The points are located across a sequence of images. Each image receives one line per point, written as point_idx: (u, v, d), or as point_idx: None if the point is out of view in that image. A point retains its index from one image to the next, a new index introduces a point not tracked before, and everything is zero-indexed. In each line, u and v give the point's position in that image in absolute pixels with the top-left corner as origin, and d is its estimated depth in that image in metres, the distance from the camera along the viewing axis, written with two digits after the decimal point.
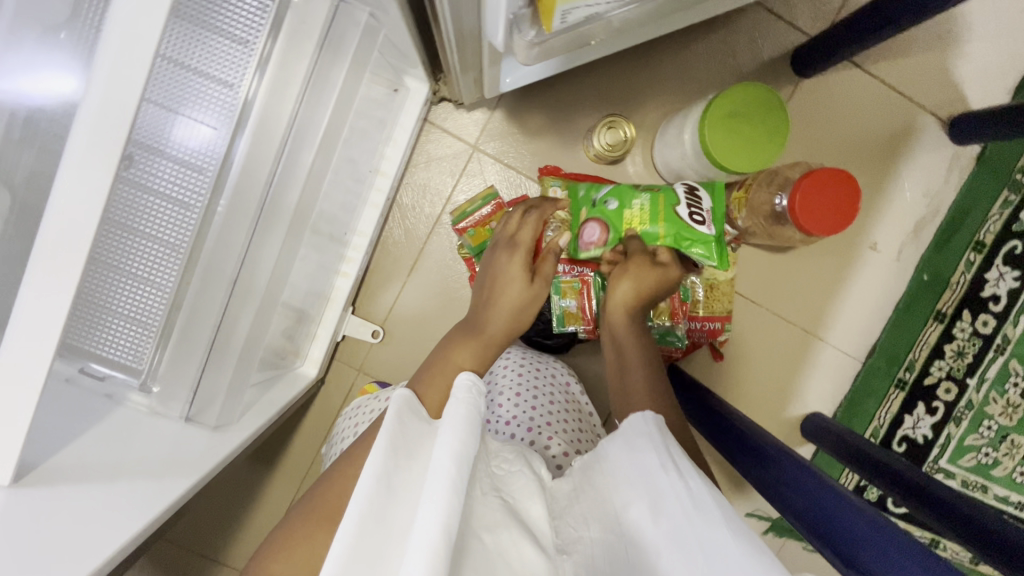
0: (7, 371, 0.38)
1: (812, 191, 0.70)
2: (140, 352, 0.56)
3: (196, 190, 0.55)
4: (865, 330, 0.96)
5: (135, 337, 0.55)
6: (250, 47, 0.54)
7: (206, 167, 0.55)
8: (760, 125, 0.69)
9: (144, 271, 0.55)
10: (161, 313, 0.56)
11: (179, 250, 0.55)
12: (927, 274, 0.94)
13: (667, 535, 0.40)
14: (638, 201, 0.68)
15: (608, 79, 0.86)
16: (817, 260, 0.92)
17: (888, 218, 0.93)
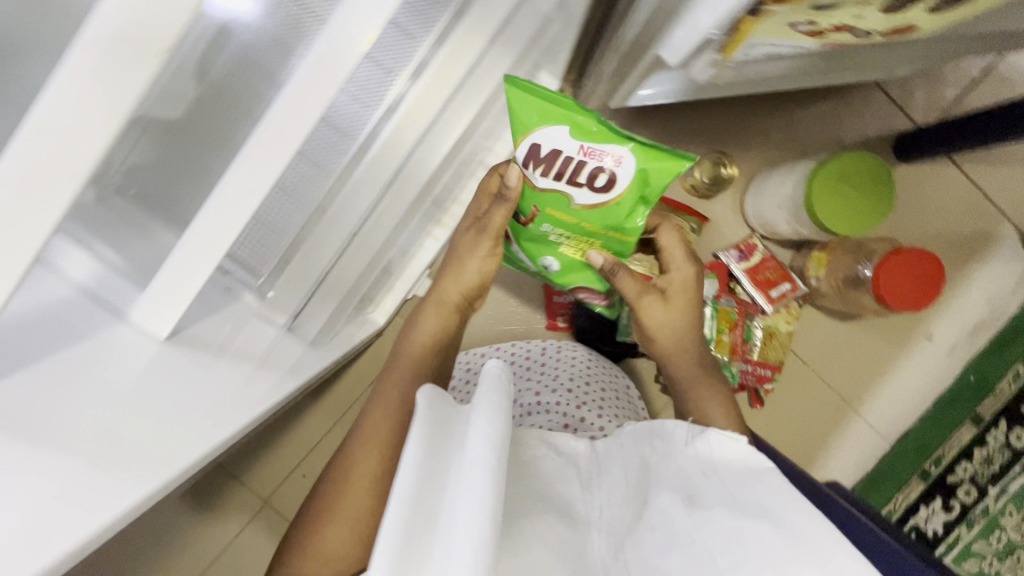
0: (188, 245, 0.40)
1: (899, 267, 0.73)
2: (267, 257, 0.59)
3: (358, 121, 0.57)
4: (901, 415, 0.98)
5: (265, 242, 0.58)
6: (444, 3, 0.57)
7: (373, 101, 0.57)
8: (863, 195, 0.72)
9: (295, 186, 0.57)
10: (295, 226, 0.59)
11: (327, 172, 0.58)
12: (974, 375, 0.96)
13: (712, 518, 0.39)
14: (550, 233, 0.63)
15: (720, 119, 0.90)
16: (872, 336, 0.95)
17: (949, 313, 0.96)
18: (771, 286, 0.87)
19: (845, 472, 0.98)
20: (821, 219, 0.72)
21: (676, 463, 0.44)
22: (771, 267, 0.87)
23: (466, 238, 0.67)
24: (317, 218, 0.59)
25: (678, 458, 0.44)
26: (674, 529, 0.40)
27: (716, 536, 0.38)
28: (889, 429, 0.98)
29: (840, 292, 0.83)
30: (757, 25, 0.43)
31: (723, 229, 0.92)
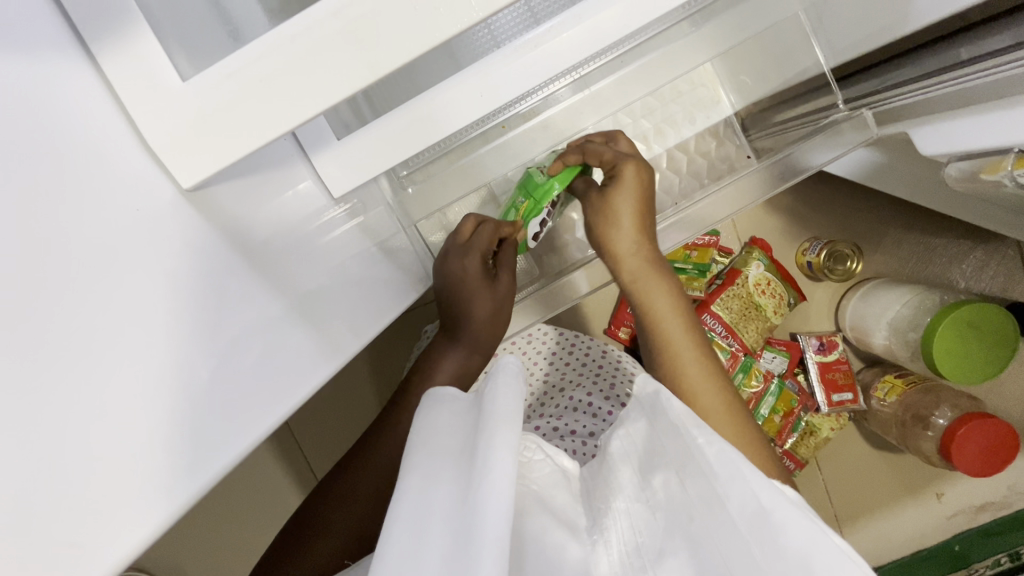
0: (408, 119, 0.41)
1: (979, 430, 0.72)
2: (424, 155, 0.57)
3: (581, 66, 0.55)
4: (882, 554, 0.98)
5: (435, 143, 0.56)
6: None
7: (603, 54, 0.55)
8: (980, 351, 0.71)
9: (491, 117, 0.57)
10: (467, 137, 0.58)
11: (525, 100, 0.56)
12: (958, 546, 0.96)
13: (716, 492, 0.36)
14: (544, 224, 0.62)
15: (861, 213, 0.88)
16: (890, 470, 0.96)
17: (969, 483, 0.96)
18: (834, 389, 0.85)
19: None
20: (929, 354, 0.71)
21: (661, 435, 0.42)
22: (842, 371, 0.85)
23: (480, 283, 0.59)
24: (494, 138, 0.59)
25: (662, 428, 0.42)
26: (683, 517, 0.36)
27: (734, 524, 0.34)
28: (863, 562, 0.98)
29: (901, 423, 0.83)
30: None
31: (812, 315, 0.90)
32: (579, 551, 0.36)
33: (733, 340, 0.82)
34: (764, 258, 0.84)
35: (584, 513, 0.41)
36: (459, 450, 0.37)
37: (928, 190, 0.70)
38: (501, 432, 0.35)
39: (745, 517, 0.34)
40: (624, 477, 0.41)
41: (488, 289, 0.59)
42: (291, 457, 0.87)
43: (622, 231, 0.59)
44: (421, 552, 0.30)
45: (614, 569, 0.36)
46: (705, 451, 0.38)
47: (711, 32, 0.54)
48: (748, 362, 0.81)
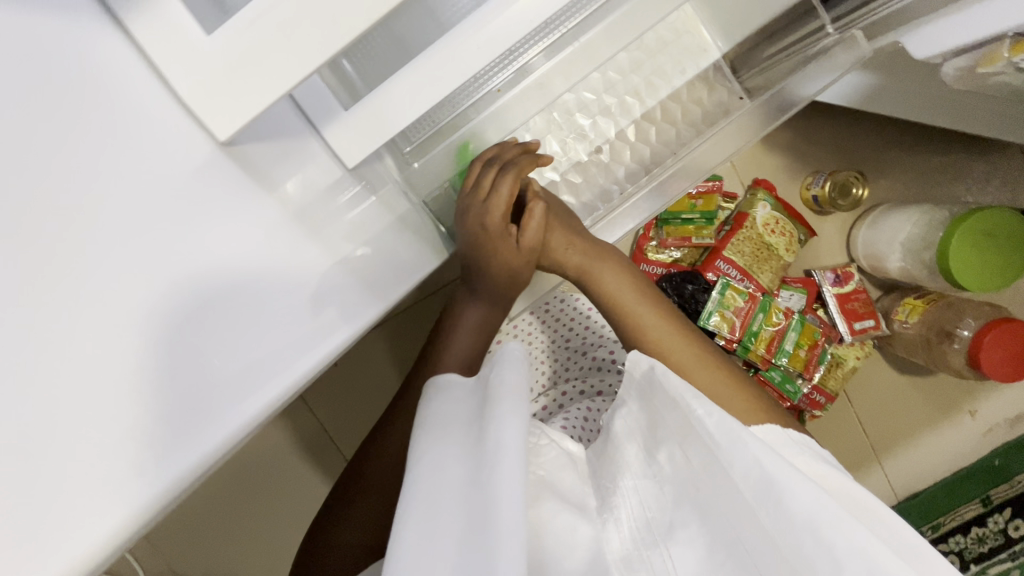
0: (415, 83, 0.42)
1: (1003, 337, 0.72)
2: (423, 129, 0.58)
3: (567, 18, 0.55)
4: (918, 478, 1.00)
5: (431, 115, 0.57)
6: None
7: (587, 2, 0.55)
8: (999, 252, 0.71)
9: (475, 79, 0.57)
10: (463, 105, 0.58)
11: (513, 61, 0.57)
12: (998, 461, 0.97)
13: (717, 461, 0.38)
14: None
15: (862, 141, 0.88)
16: (920, 395, 0.97)
17: (999, 398, 0.97)
18: (856, 318, 0.85)
19: None
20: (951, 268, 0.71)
21: (660, 413, 0.43)
22: (861, 301, 0.86)
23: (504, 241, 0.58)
24: (490, 104, 0.60)
25: (660, 408, 0.43)
26: (690, 489, 0.39)
27: (739, 494, 0.37)
28: (904, 488, 1.00)
29: (925, 339, 0.83)
30: None
31: (824, 250, 0.90)
32: (590, 530, 0.39)
33: (748, 282, 0.83)
34: (769, 198, 0.84)
35: (592, 492, 0.43)
36: (467, 428, 0.39)
37: (928, 104, 0.70)
38: (508, 419, 0.36)
39: (747, 483, 0.36)
40: (630, 452, 0.43)
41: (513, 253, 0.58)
42: (329, 451, 0.89)
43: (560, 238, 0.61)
44: (443, 530, 0.32)
45: (625, 545, 0.38)
46: (705, 422, 0.39)
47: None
48: (766, 302, 0.81)
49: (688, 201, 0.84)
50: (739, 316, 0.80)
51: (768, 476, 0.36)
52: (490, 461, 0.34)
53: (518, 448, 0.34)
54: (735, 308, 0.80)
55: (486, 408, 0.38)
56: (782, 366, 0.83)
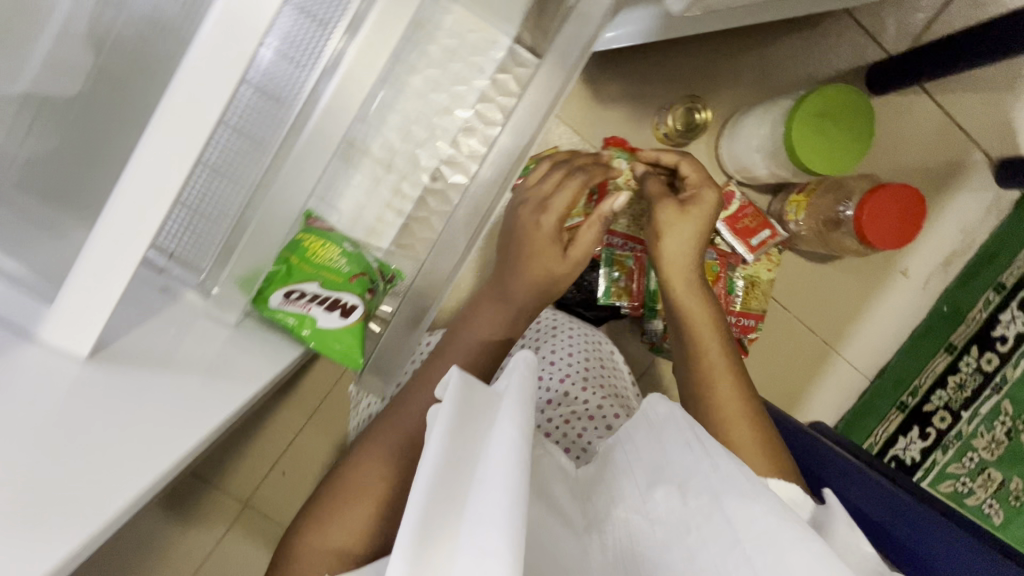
0: (109, 238, 0.37)
1: (879, 205, 0.71)
2: (200, 255, 0.53)
3: (295, 85, 0.54)
4: (879, 352, 1.00)
5: (197, 236, 0.53)
6: None
7: (308, 61, 0.53)
8: (840, 122, 0.69)
9: (217, 159, 0.51)
10: (231, 213, 0.53)
11: (263, 146, 0.53)
12: (947, 306, 0.98)
13: (716, 504, 0.38)
14: (340, 261, 0.65)
15: (691, 62, 0.86)
16: (852, 276, 0.96)
17: (923, 249, 0.97)
18: (751, 235, 0.84)
19: (830, 411, 1.01)
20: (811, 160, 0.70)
21: (668, 453, 0.43)
22: (750, 215, 0.83)
23: (547, 240, 0.70)
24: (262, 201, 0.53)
25: (669, 445, 0.43)
26: (681, 531, 0.38)
27: (733, 534, 0.36)
28: (872, 367, 1.00)
29: (819, 229, 0.81)
30: None
31: None
32: (574, 551, 0.40)
33: (632, 243, 0.80)
34: (622, 153, 0.79)
35: (579, 512, 0.43)
36: (469, 430, 0.33)
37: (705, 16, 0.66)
38: (500, 434, 0.31)
39: (750, 534, 0.35)
40: (627, 484, 0.43)
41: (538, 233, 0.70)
42: None
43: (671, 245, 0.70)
44: None
45: (605, 567, 0.40)
46: (713, 474, 0.39)
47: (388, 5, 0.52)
48: (654, 257, 0.80)
49: None
50: (633, 282, 0.79)
51: (773, 530, 0.35)
52: (480, 485, 0.29)
53: (518, 467, 0.29)
54: (626, 273, 0.80)
55: (471, 425, 0.33)
56: None
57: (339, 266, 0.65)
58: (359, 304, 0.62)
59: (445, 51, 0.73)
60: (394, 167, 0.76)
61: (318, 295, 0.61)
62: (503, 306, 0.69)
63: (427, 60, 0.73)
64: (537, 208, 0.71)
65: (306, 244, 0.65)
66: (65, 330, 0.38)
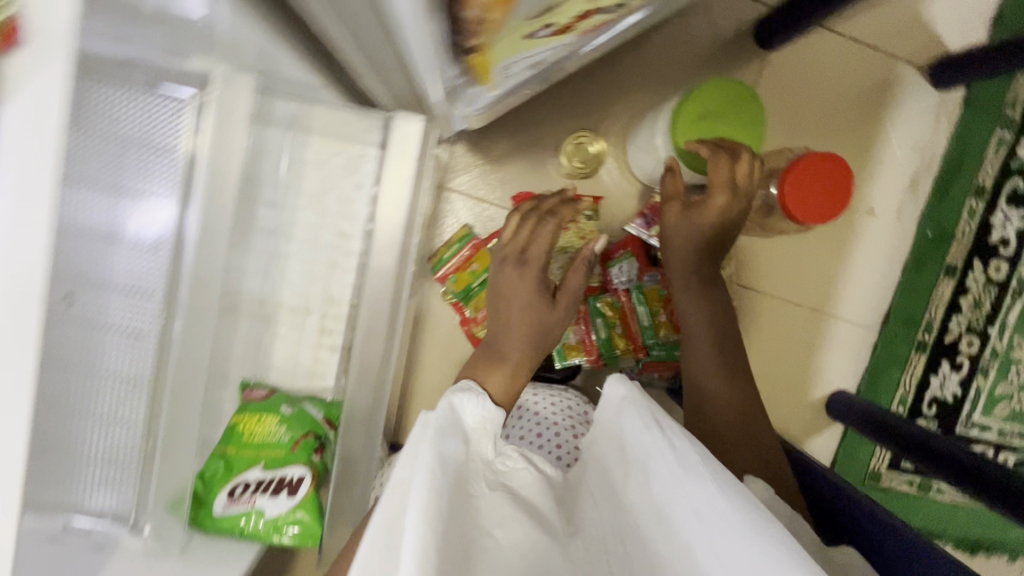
0: None
1: (801, 181, 0.65)
2: (122, 493, 0.57)
3: (149, 315, 0.57)
4: (875, 300, 0.92)
5: (114, 478, 0.56)
6: (173, 150, 0.55)
7: (153, 289, 0.56)
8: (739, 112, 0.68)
9: (102, 412, 0.54)
10: (136, 447, 0.57)
11: (144, 381, 0.57)
12: (931, 230, 0.90)
13: (674, 480, 0.37)
14: (277, 434, 0.64)
15: (568, 90, 0.82)
16: (816, 237, 0.89)
17: (883, 181, 0.89)
18: None
19: (845, 376, 0.94)
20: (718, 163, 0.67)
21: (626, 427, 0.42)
22: None
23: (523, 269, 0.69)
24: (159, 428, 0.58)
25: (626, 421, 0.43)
26: (651, 517, 0.38)
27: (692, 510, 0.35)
28: (874, 317, 0.93)
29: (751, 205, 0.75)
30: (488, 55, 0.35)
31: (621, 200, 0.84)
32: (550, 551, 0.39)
33: None
34: None
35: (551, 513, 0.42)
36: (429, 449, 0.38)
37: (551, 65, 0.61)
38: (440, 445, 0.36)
39: (708, 511, 0.35)
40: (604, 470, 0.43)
41: (518, 285, 0.68)
42: None
43: (679, 238, 0.68)
44: None
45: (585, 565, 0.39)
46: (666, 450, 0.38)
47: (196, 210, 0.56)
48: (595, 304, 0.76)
49: (467, 271, 0.78)
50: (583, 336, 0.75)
51: (721, 503, 0.35)
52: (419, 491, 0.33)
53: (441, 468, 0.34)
54: (573, 330, 0.76)
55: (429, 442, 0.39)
56: (657, 340, 0.76)
57: (278, 439, 0.64)
58: (305, 474, 0.62)
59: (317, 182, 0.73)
60: (311, 308, 0.75)
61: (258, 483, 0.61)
62: (503, 367, 0.65)
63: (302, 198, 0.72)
64: (520, 264, 0.68)
65: (239, 427, 0.65)
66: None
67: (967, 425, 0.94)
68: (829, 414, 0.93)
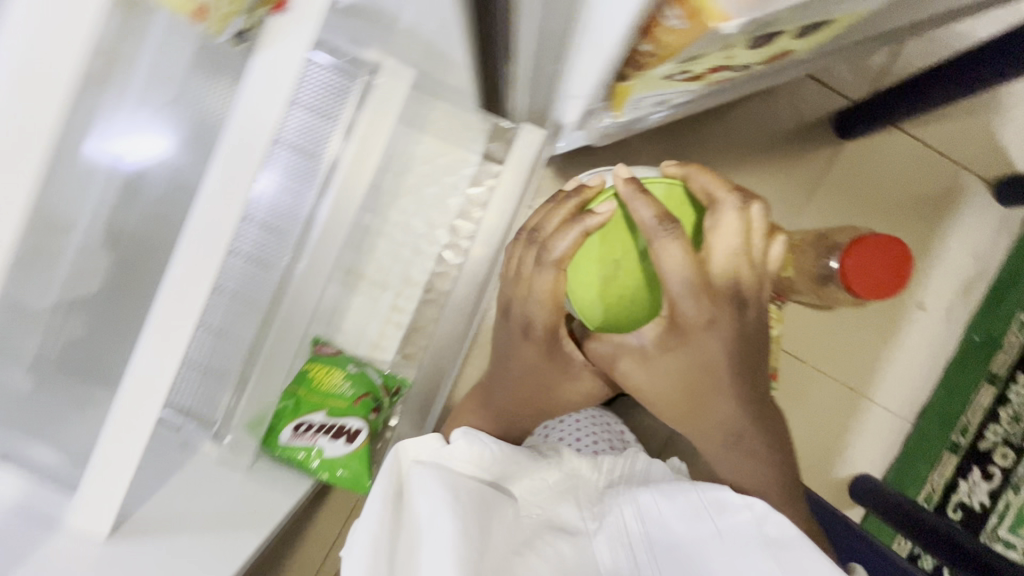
0: None
1: (864, 255, 0.70)
2: (215, 402, 0.60)
3: (277, 252, 0.61)
4: (915, 391, 0.94)
5: (212, 385, 0.60)
6: (332, 121, 0.61)
7: (286, 230, 0.62)
8: (635, 213, 0.50)
9: (217, 321, 0.59)
10: (236, 365, 0.61)
11: (255, 305, 0.61)
12: (977, 335, 0.93)
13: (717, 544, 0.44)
14: (343, 388, 0.69)
15: (655, 140, 0.89)
16: (866, 317, 0.92)
17: (936, 279, 0.93)
18: None
19: (873, 461, 0.95)
20: (637, 314, 0.54)
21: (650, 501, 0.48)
22: None
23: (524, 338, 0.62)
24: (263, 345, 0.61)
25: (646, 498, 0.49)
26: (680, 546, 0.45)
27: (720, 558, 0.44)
28: (909, 409, 0.94)
29: (821, 237, 0.79)
30: (630, 87, 0.42)
31: None
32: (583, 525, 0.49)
33: None
34: None
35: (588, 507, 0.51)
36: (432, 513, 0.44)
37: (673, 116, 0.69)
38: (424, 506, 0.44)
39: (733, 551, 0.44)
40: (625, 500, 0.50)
41: (528, 358, 0.63)
42: None
43: (717, 413, 0.50)
44: None
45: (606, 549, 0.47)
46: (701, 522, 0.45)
47: (381, 99, 0.58)
48: None
49: None
50: None
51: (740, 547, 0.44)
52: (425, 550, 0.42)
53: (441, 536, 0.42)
54: None
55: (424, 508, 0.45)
56: None
57: (342, 392, 0.69)
58: (363, 426, 0.66)
59: (420, 176, 0.80)
60: (389, 285, 0.82)
61: (320, 427, 0.65)
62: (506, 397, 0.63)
63: (406, 187, 0.80)
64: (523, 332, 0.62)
65: (310, 373, 0.69)
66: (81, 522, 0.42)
67: (992, 539, 0.89)
68: (851, 495, 0.93)
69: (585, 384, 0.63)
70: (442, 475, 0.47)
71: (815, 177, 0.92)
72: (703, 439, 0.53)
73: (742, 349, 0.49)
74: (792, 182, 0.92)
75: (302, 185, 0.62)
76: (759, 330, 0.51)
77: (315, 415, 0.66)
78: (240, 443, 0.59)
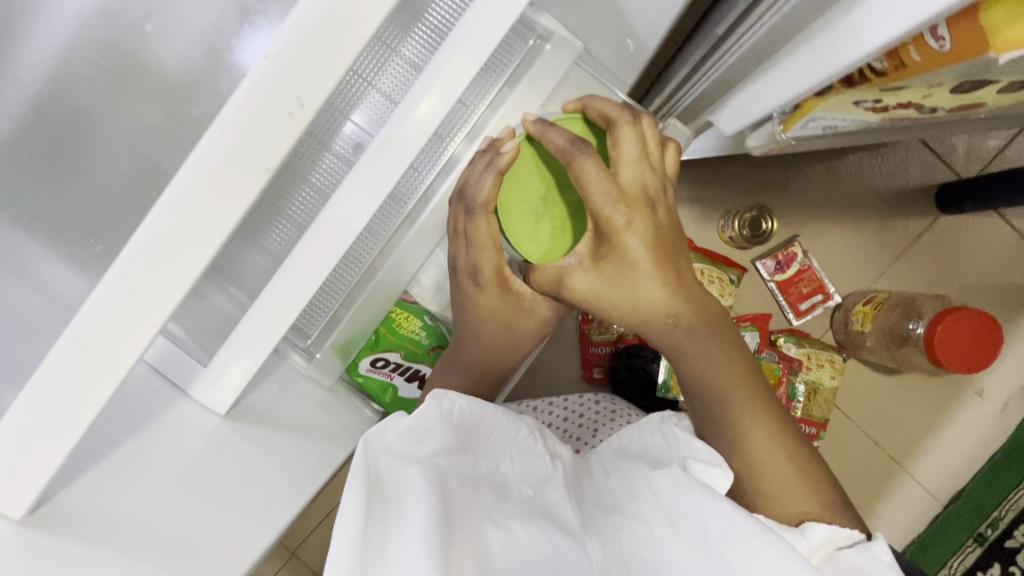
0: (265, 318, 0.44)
1: (952, 329, 0.70)
2: (309, 326, 0.59)
3: (407, 193, 0.59)
4: (953, 475, 0.94)
5: (313, 309, 0.59)
6: (493, 76, 0.58)
7: (421, 174, 0.59)
8: (549, 145, 0.50)
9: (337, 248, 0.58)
10: (337, 298, 0.60)
11: (373, 242, 0.59)
12: None
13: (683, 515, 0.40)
14: (420, 335, 0.65)
15: (757, 171, 0.90)
16: (923, 391, 0.92)
17: (1001, 370, 0.93)
18: (802, 300, 0.89)
19: (896, 535, 0.94)
20: (573, 242, 0.53)
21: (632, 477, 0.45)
22: (804, 281, 0.88)
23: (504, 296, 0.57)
24: (369, 282, 0.60)
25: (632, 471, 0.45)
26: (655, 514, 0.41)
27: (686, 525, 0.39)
28: (944, 491, 0.94)
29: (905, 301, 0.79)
30: (821, 102, 0.42)
31: (758, 287, 0.90)
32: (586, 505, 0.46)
33: None
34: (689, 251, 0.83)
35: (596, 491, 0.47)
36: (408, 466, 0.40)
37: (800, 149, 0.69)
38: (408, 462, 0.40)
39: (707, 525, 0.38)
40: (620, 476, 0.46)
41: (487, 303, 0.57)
42: None
43: (654, 310, 0.51)
44: None
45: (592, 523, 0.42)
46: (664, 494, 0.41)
47: (535, 76, 0.59)
48: None
49: None
50: None
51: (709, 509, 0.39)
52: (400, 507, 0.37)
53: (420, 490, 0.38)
54: None
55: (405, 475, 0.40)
56: None
57: (420, 340, 0.65)
58: None
59: None
60: None
61: (404, 374, 0.63)
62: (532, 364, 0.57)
63: None
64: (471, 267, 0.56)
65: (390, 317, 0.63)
66: (209, 391, 0.46)
67: None
68: None
69: (540, 316, 0.58)
70: (424, 413, 0.43)
71: (906, 242, 0.92)
72: (646, 331, 0.53)
73: (664, 249, 0.51)
74: (881, 244, 0.91)
75: (420, 167, 0.60)
76: (674, 229, 0.53)
77: (395, 355, 0.63)
78: (326, 366, 0.60)
